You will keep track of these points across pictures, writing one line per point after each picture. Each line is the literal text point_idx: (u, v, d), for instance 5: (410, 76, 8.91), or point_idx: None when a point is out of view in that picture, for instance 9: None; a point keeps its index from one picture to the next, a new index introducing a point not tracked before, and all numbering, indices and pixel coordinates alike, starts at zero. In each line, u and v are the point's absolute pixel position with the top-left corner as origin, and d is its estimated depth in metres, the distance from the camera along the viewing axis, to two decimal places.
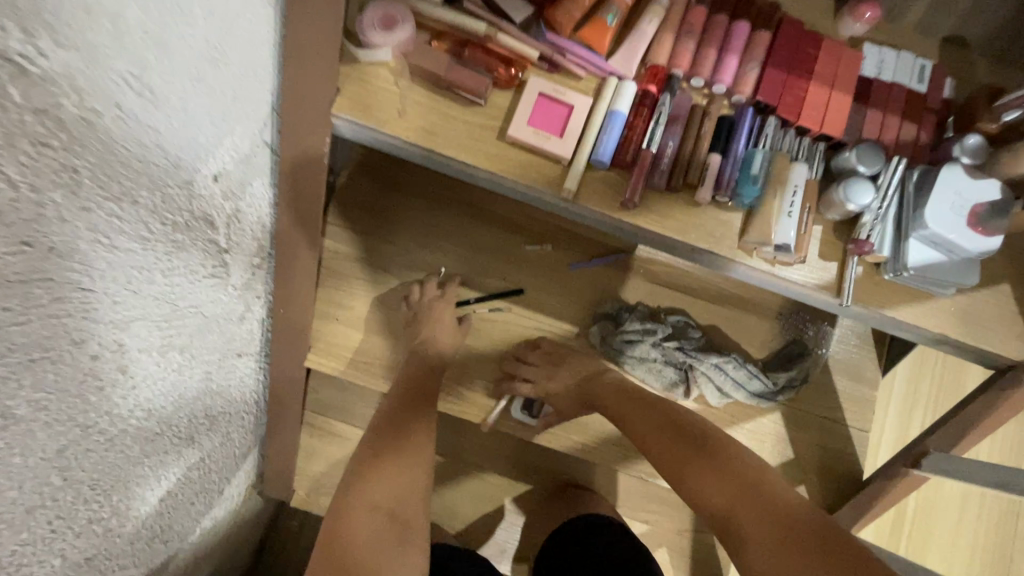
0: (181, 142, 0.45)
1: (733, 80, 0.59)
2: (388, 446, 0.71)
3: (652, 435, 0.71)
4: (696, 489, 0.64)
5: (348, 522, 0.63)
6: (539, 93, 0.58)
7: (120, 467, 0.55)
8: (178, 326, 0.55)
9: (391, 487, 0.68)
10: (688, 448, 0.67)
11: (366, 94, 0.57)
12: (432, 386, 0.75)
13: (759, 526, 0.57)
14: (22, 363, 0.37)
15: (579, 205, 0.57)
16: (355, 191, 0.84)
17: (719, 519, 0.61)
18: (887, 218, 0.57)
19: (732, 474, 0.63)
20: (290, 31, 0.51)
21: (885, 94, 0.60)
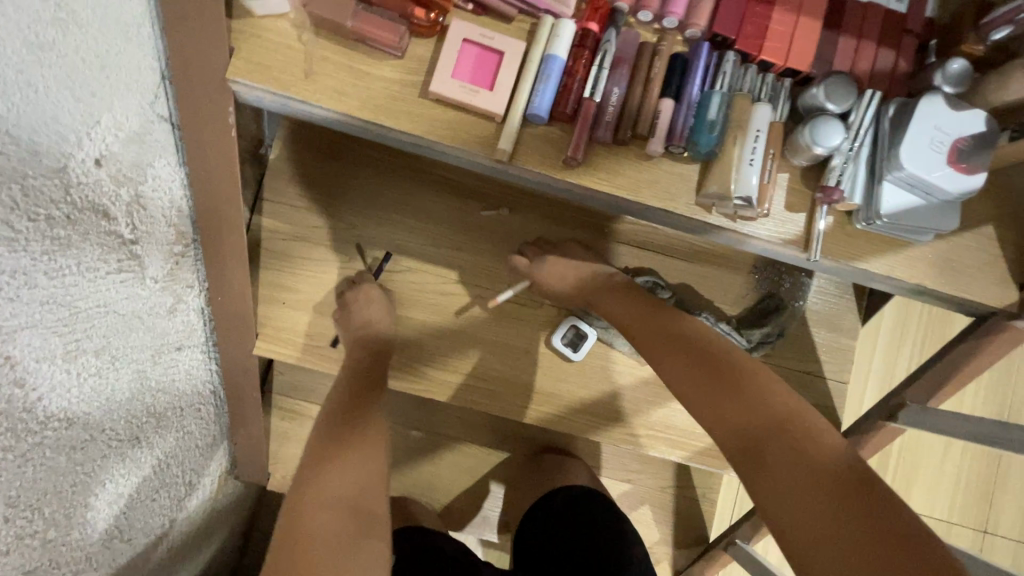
0: (34, 122, 0.40)
1: (686, 11, 0.51)
2: (341, 437, 0.65)
3: (665, 354, 0.63)
4: (719, 417, 0.56)
5: (302, 526, 0.55)
6: (463, 39, 0.50)
7: (46, 480, 0.52)
8: (84, 329, 0.51)
9: (354, 484, 0.60)
10: (708, 371, 0.59)
11: (266, 53, 0.49)
12: (378, 374, 0.71)
13: (785, 460, 0.49)
14: None
15: (517, 167, 0.51)
16: (290, 164, 0.78)
17: (741, 453, 0.52)
18: (861, 156, 0.52)
19: (762, 411, 0.54)
20: None
21: (860, 17, 0.53)
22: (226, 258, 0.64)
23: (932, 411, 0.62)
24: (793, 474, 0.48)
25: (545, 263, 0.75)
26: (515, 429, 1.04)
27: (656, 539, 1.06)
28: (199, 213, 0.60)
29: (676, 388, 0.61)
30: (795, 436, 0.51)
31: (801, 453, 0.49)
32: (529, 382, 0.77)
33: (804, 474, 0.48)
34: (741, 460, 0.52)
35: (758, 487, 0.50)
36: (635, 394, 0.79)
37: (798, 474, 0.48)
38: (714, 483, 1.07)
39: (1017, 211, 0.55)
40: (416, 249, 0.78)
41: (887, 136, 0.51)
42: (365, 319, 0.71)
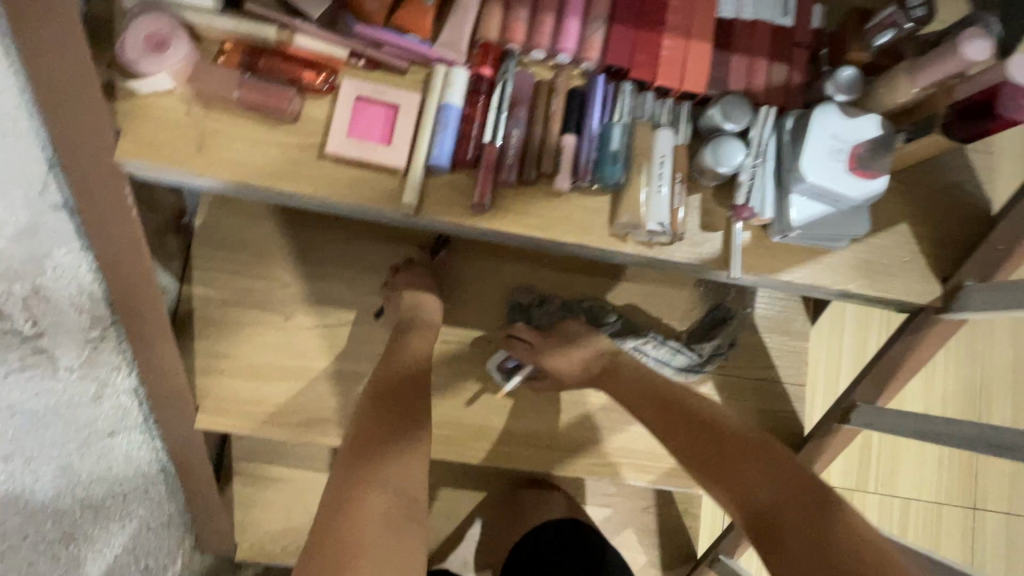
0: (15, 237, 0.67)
1: (577, 46, 0.52)
2: (386, 440, 0.57)
3: (678, 430, 0.63)
4: (736, 495, 0.55)
5: (354, 511, 0.50)
6: (357, 98, 0.50)
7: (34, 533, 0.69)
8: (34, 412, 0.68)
9: (408, 474, 0.55)
10: (720, 447, 0.59)
11: (153, 131, 0.48)
12: (414, 390, 0.62)
13: (803, 544, 0.48)
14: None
15: (426, 218, 0.50)
16: (212, 229, 0.74)
17: (760, 533, 0.51)
18: (766, 169, 0.52)
19: (775, 484, 0.53)
20: (38, 80, 0.44)
21: (748, 34, 0.53)
22: (151, 336, 0.62)
23: (881, 409, 0.62)
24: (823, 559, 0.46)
25: (545, 347, 0.71)
26: (488, 468, 1.01)
27: (644, 564, 1.04)
28: (116, 290, 0.59)
29: (691, 463, 0.60)
30: (814, 515, 0.50)
31: (821, 536, 0.48)
32: (485, 424, 0.75)
33: (836, 557, 0.46)
34: (760, 540, 0.51)
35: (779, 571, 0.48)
36: (594, 423, 0.77)
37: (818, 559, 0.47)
38: (696, 498, 1.05)
39: (928, 208, 0.55)
40: (351, 297, 0.75)
41: (787, 145, 0.51)
42: (416, 303, 0.68)
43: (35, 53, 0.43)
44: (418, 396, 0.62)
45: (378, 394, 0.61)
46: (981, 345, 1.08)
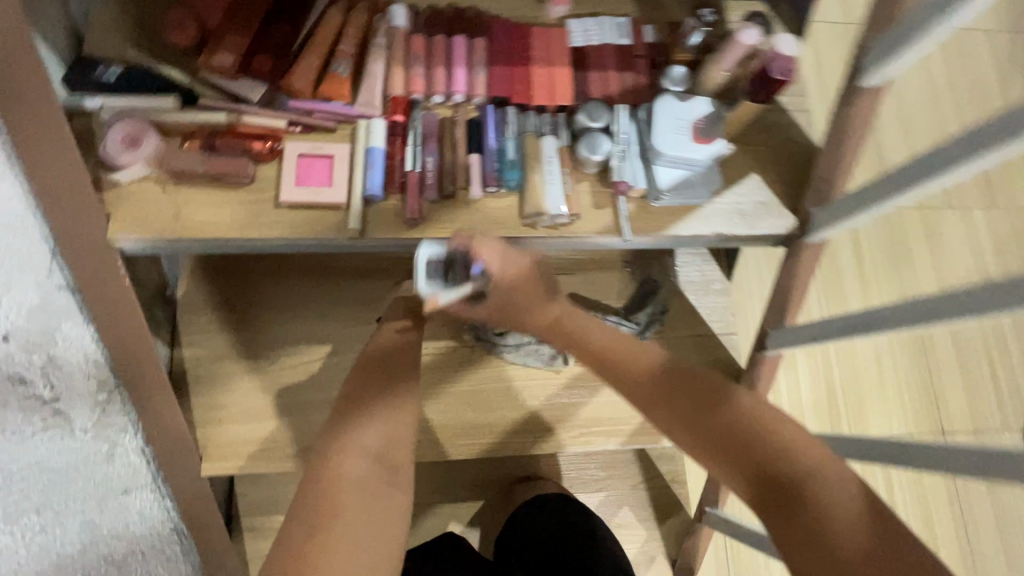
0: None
1: (466, 87, 0.66)
2: (371, 398, 0.65)
3: (670, 398, 0.56)
4: (739, 466, 0.52)
5: (333, 473, 0.58)
6: (299, 155, 0.62)
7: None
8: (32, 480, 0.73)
9: (388, 431, 0.63)
10: (720, 416, 0.54)
11: (135, 210, 0.59)
12: (398, 360, 0.69)
13: (813, 518, 0.47)
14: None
15: (371, 237, 0.62)
16: (197, 297, 0.84)
17: (768, 510, 0.49)
18: (633, 152, 0.65)
19: (781, 453, 0.50)
20: (48, 181, 0.57)
21: (599, 55, 0.68)
22: (152, 393, 0.70)
23: (789, 330, 0.72)
24: (834, 535, 0.45)
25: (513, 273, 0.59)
26: (482, 475, 1.08)
27: (644, 537, 1.10)
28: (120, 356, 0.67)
29: (690, 435, 0.55)
30: (821, 486, 0.48)
31: (831, 508, 0.46)
32: (463, 419, 0.84)
33: (846, 533, 0.45)
34: (768, 518, 0.49)
35: (786, 548, 0.48)
36: (559, 401, 0.87)
37: (831, 534, 0.45)
38: (679, 465, 1.13)
39: (769, 160, 0.69)
40: (325, 333, 0.84)
41: (645, 131, 0.66)
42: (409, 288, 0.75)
43: (42, 161, 0.56)
44: (401, 367, 0.68)
45: (366, 362, 0.68)
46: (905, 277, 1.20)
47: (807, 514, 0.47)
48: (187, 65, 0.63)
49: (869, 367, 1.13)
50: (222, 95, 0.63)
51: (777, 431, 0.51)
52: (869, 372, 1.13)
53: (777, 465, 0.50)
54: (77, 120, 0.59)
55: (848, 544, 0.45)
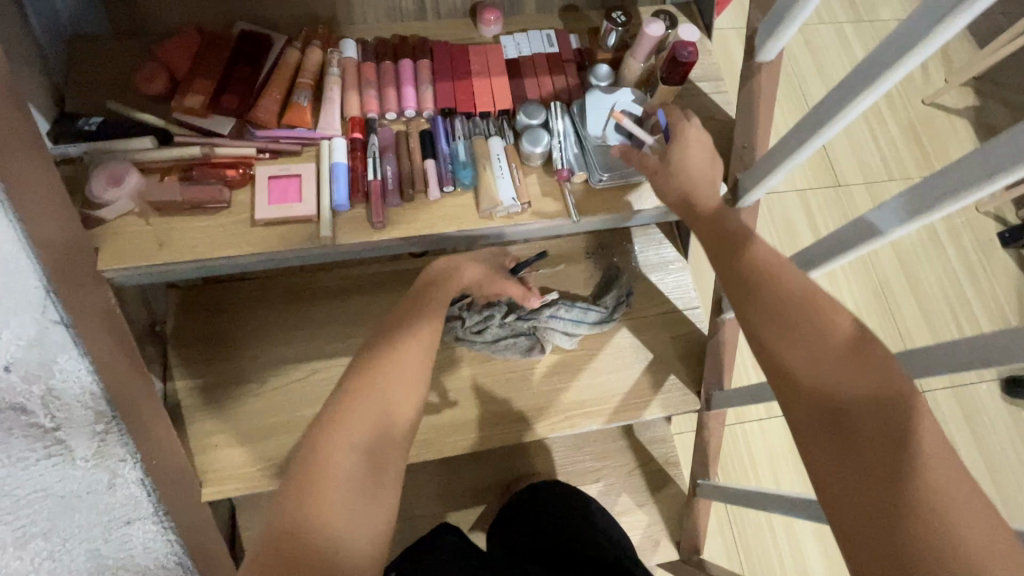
0: None
1: (416, 103, 0.73)
2: (376, 359, 0.61)
3: (742, 298, 0.51)
4: (806, 374, 0.47)
5: (319, 457, 0.53)
6: (269, 177, 0.68)
7: None
8: (26, 514, 0.70)
9: (389, 400, 0.58)
10: (797, 319, 0.48)
11: (122, 243, 0.65)
12: (418, 318, 0.66)
13: (872, 434, 0.43)
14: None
15: (342, 244, 0.68)
16: (186, 330, 0.88)
17: (824, 422, 0.45)
18: (570, 142, 0.73)
19: (860, 367, 0.45)
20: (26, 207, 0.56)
21: (531, 62, 0.76)
22: (148, 420, 0.73)
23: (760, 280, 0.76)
24: (888, 457, 0.42)
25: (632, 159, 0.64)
26: (480, 480, 1.10)
27: (646, 523, 1.11)
28: (111, 400, 0.69)
29: (756, 338, 0.50)
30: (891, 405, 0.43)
31: (893, 426, 0.43)
32: (451, 416, 0.88)
33: (903, 456, 0.42)
34: (820, 429, 0.45)
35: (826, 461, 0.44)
36: (542, 388, 0.90)
37: (885, 451, 0.42)
38: (671, 447, 1.16)
39: None
40: (312, 349, 0.88)
41: (580, 122, 0.73)
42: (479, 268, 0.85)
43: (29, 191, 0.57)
44: (418, 320, 0.66)
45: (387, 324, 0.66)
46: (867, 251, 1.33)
47: (826, 382, 0.46)
48: (161, 110, 0.70)
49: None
50: (194, 132, 0.69)
51: (836, 327, 0.47)
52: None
53: (828, 361, 0.46)
54: (63, 167, 0.65)
55: (896, 465, 0.42)
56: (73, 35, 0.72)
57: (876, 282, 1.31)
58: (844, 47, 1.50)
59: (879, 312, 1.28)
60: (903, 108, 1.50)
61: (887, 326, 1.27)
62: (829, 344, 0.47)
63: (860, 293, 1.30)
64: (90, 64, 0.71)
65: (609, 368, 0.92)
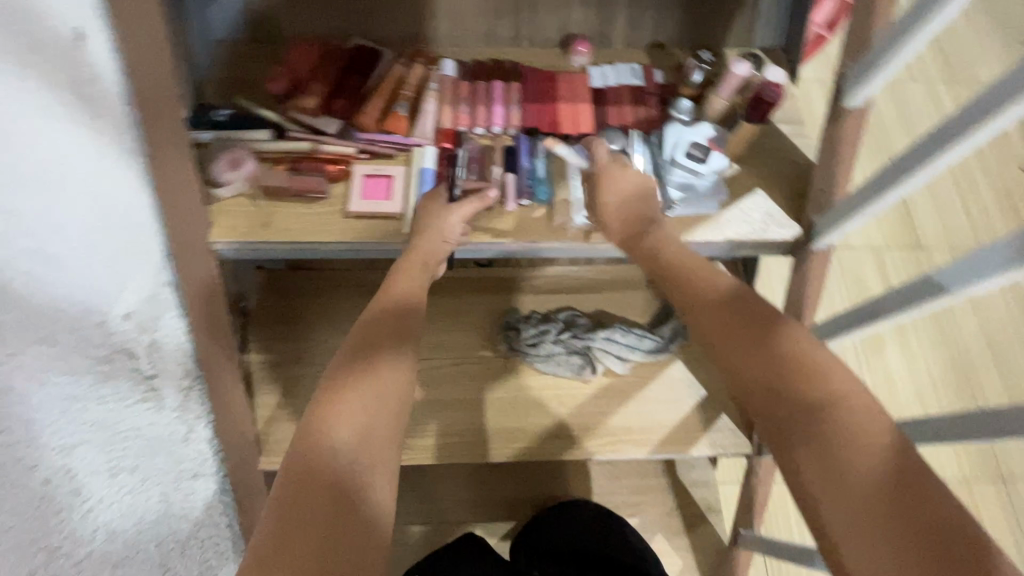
0: (28, 254, 0.63)
1: (503, 121, 0.78)
2: (352, 375, 0.58)
3: (730, 351, 0.56)
4: (796, 422, 0.51)
5: (298, 484, 0.51)
6: (365, 175, 0.74)
7: (113, 551, 0.82)
8: (120, 448, 0.77)
9: (369, 416, 0.56)
10: (776, 373, 0.53)
11: (230, 220, 0.71)
12: (397, 328, 0.63)
13: (861, 478, 0.46)
14: (60, 450, 0.73)
15: (423, 243, 0.72)
16: (266, 308, 0.96)
17: (817, 468, 0.48)
18: (647, 170, 0.75)
19: (838, 415, 0.49)
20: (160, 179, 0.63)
21: (615, 93, 0.80)
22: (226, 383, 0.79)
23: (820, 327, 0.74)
24: (883, 504, 0.45)
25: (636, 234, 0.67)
26: (514, 495, 1.10)
27: (680, 568, 1.06)
28: (202, 364, 0.76)
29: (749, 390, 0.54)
30: (875, 450, 0.47)
31: (878, 469, 0.46)
32: (496, 424, 0.89)
33: (893, 502, 0.45)
34: (815, 475, 0.48)
35: (828, 508, 0.47)
36: (590, 409, 0.91)
37: (878, 497, 0.45)
38: (713, 493, 1.11)
39: (772, 176, 0.77)
40: None
41: (656, 152, 0.76)
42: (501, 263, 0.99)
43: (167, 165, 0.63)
44: (393, 332, 0.62)
45: (360, 333, 0.62)
46: (947, 315, 1.26)
47: (813, 431, 0.49)
48: (279, 108, 0.79)
49: (904, 377, 1.21)
50: (304, 130, 0.76)
51: (817, 377, 0.52)
52: (905, 382, 1.20)
53: (813, 410, 0.50)
54: (194, 147, 0.73)
55: (891, 511, 0.45)
56: (221, 43, 0.84)
57: (953, 350, 1.23)
58: (935, 104, 1.45)
59: (955, 383, 1.20)
60: (996, 172, 1.43)
61: (962, 398, 1.18)
62: (828, 416, 0.50)
63: (933, 358, 1.22)
64: (228, 64, 0.82)
65: (659, 398, 0.92)
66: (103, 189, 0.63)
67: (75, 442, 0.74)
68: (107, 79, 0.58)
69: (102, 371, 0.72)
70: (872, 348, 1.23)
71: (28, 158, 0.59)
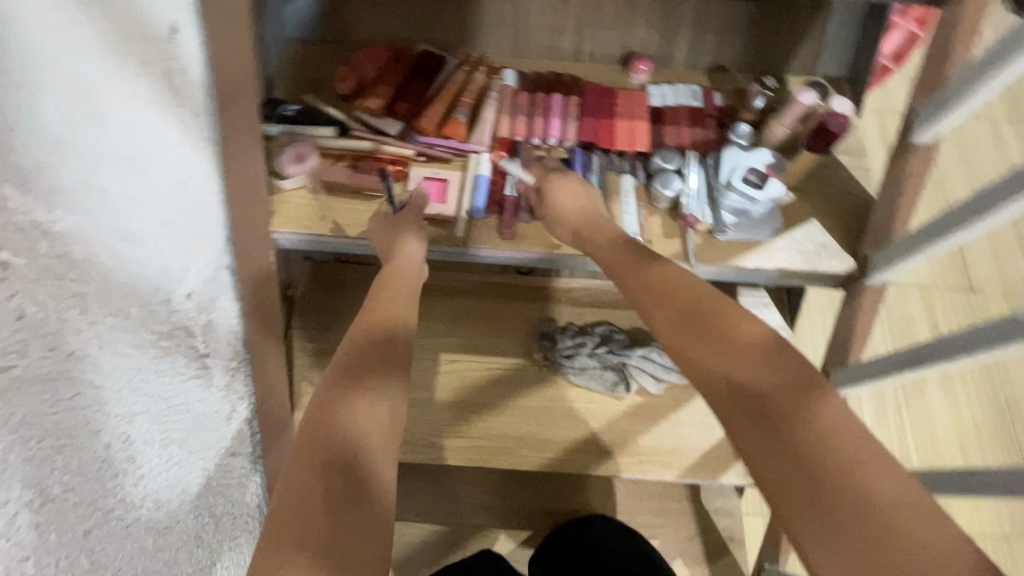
0: (103, 213, 0.56)
1: (559, 134, 0.79)
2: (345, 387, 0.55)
3: (722, 380, 0.51)
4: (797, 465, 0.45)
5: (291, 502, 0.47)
6: (422, 177, 0.76)
7: (137, 557, 0.69)
8: (172, 424, 0.70)
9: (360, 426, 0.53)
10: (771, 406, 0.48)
11: (290, 211, 0.74)
12: (393, 342, 0.60)
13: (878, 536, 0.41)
14: (119, 436, 0.62)
15: (473, 248, 0.73)
16: (310, 298, 0.99)
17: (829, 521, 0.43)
18: (702, 193, 0.75)
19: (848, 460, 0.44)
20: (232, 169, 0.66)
21: (673, 113, 0.81)
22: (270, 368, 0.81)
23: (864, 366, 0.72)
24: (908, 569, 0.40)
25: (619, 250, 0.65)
26: (535, 505, 1.10)
27: None
28: (251, 348, 0.78)
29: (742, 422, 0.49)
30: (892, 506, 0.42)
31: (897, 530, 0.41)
32: (526, 432, 0.90)
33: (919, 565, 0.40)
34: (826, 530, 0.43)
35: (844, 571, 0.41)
36: (621, 426, 0.90)
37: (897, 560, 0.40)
38: (737, 524, 1.09)
39: (828, 207, 0.76)
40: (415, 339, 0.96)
41: (712, 174, 0.76)
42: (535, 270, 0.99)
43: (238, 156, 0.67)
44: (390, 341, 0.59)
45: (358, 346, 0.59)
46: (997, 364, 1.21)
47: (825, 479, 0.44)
48: (343, 106, 0.82)
49: (946, 424, 1.16)
50: (366, 130, 0.79)
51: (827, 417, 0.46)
52: (946, 429, 1.16)
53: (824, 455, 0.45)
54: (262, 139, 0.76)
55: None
56: (294, 40, 0.87)
57: (1000, 401, 1.18)
58: (999, 145, 1.41)
59: (1000, 435, 1.15)
60: None
61: (1006, 452, 1.13)
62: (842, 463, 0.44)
63: (978, 407, 1.18)
64: (299, 62, 0.85)
65: (692, 421, 0.91)
66: (178, 170, 0.63)
67: (136, 422, 0.64)
68: (192, 69, 0.61)
69: (164, 343, 0.67)
70: (914, 390, 1.19)
71: (117, 117, 0.56)
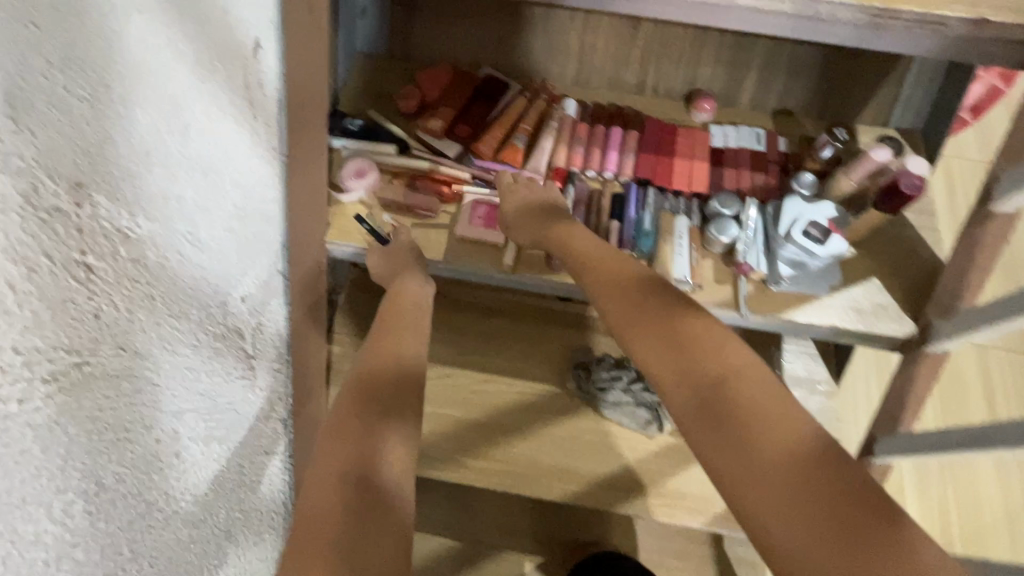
0: (176, 215, 0.57)
1: (616, 167, 0.79)
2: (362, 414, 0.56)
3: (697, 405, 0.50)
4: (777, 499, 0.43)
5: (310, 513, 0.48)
6: (475, 201, 0.77)
7: (173, 550, 0.67)
8: (217, 420, 0.71)
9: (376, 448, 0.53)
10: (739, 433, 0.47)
11: (346, 224, 0.77)
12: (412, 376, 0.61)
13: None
14: (172, 435, 0.62)
15: (519, 275, 0.74)
16: (355, 304, 1.01)
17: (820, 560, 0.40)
18: (759, 242, 0.73)
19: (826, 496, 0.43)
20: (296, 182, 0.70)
21: (734, 155, 0.79)
22: None
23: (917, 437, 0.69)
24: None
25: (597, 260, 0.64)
26: (553, 532, 1.09)
27: None
28: None
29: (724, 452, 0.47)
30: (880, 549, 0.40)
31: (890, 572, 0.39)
32: (552, 461, 0.89)
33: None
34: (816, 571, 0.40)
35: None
36: (649, 465, 0.89)
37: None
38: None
39: (891, 267, 0.74)
40: (451, 355, 0.97)
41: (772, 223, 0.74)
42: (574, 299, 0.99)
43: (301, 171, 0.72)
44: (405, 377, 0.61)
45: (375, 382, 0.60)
46: None
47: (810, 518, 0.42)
48: (406, 124, 0.83)
49: (994, 499, 1.10)
50: (426, 149, 0.80)
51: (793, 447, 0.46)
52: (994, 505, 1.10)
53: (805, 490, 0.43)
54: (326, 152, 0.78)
55: None
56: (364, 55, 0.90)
57: None
58: None
59: None
60: None
61: None
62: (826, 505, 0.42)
63: None
64: (367, 76, 0.88)
65: None
66: (245, 181, 0.66)
67: (185, 418, 0.64)
68: (269, 83, 0.66)
69: (217, 343, 0.67)
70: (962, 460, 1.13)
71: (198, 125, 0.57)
